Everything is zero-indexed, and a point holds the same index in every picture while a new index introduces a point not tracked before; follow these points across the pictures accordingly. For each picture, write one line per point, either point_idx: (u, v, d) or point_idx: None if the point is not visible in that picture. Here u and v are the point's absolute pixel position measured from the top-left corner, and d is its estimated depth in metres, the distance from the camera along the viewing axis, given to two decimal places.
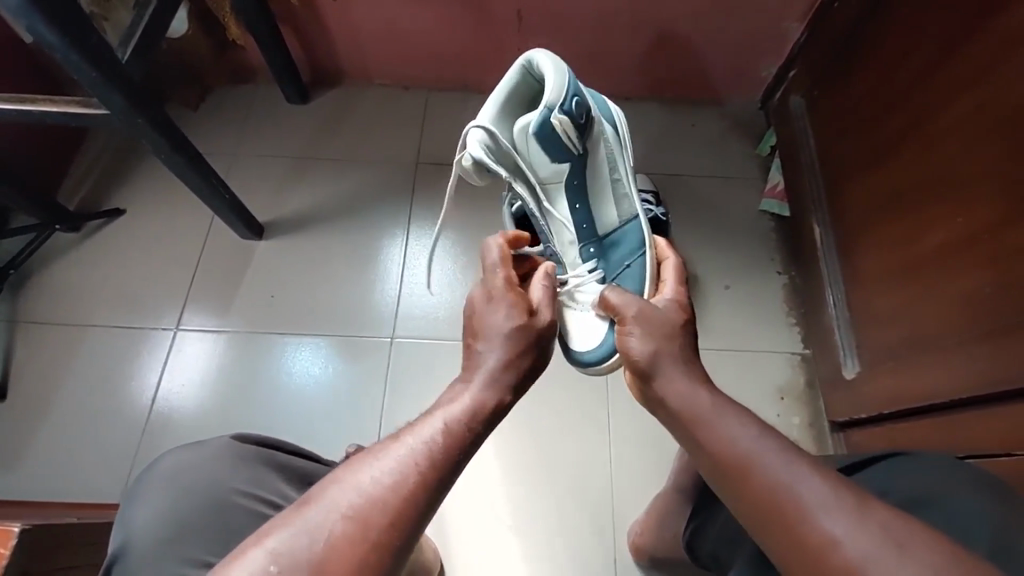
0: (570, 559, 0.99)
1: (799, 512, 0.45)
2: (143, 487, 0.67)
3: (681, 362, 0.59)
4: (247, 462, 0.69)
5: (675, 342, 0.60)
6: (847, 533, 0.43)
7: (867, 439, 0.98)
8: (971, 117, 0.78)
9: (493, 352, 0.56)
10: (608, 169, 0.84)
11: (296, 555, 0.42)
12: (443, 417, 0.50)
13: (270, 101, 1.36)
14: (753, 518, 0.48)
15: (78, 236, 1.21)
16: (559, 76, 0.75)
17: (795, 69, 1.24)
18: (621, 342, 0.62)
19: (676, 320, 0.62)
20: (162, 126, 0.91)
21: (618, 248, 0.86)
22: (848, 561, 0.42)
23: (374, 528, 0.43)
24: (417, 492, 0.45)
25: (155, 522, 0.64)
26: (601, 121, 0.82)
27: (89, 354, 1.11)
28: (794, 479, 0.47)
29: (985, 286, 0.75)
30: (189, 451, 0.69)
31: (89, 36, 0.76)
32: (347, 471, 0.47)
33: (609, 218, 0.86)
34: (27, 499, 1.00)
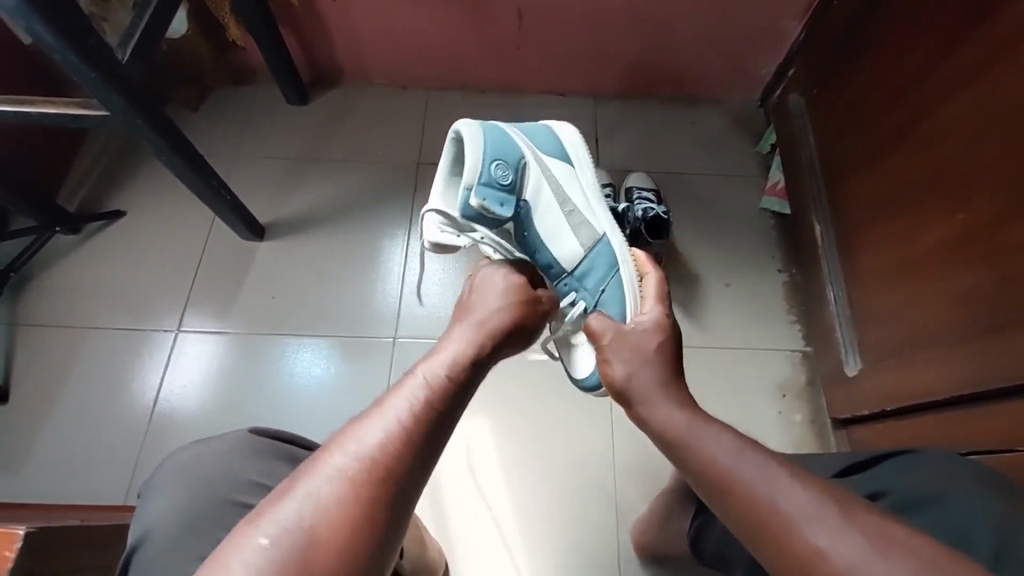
0: (573, 558, 0.98)
1: (798, 511, 0.45)
2: (157, 480, 0.68)
3: (660, 384, 0.58)
4: (261, 454, 0.69)
5: (654, 365, 0.60)
6: (830, 541, 0.43)
7: (869, 436, 0.99)
8: (971, 112, 0.78)
9: (490, 302, 0.61)
10: (553, 207, 0.85)
11: (293, 526, 0.41)
12: (429, 373, 0.50)
13: (270, 101, 1.35)
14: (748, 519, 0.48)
15: (78, 238, 1.20)
16: (475, 148, 0.77)
17: (795, 67, 1.24)
18: (601, 368, 0.62)
19: (651, 340, 0.62)
20: (162, 127, 0.90)
21: (591, 275, 0.85)
22: (843, 563, 0.42)
23: (367, 488, 0.43)
24: (408, 449, 0.45)
25: (171, 514, 0.63)
26: (528, 169, 0.84)
27: (91, 356, 1.11)
28: (774, 493, 0.46)
29: (986, 282, 0.75)
30: (197, 450, 0.70)
31: (88, 37, 0.76)
32: (337, 437, 0.46)
33: (573, 249, 0.85)
34: (30, 501, 0.99)
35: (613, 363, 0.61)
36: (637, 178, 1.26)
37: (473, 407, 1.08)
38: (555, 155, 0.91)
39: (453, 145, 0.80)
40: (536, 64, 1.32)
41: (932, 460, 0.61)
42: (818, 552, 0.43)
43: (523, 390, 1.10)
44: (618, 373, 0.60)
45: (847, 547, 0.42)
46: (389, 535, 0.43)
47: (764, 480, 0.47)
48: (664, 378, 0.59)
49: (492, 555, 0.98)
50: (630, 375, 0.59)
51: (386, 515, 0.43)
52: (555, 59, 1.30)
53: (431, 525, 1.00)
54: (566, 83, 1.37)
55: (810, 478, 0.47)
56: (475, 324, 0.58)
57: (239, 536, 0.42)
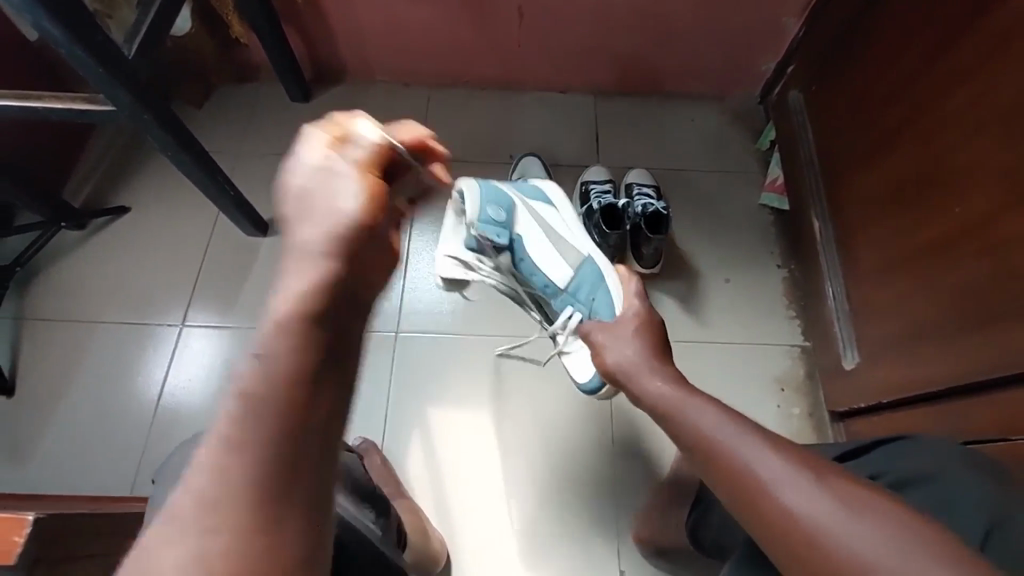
0: (575, 549, 1.00)
1: (769, 483, 0.48)
2: (164, 475, 0.69)
3: (647, 365, 0.69)
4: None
5: (636, 347, 0.72)
6: (801, 504, 0.45)
7: (868, 428, 0.99)
8: (966, 108, 0.79)
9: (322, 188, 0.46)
10: (545, 240, 0.96)
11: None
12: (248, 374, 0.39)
13: (274, 99, 1.37)
14: (731, 493, 0.50)
15: (83, 233, 1.21)
16: (470, 194, 0.89)
17: (794, 65, 1.25)
18: (601, 361, 0.74)
19: (631, 326, 0.75)
20: (168, 122, 0.91)
21: (582, 289, 0.94)
22: (812, 525, 0.44)
23: (228, 528, 0.36)
24: (257, 475, 0.37)
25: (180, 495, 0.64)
26: (523, 210, 0.95)
27: (97, 350, 1.12)
28: (753, 462, 0.50)
29: (982, 275, 0.76)
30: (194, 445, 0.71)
31: (95, 33, 0.77)
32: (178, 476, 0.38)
33: (565, 270, 0.95)
34: (37, 492, 1.01)
35: (607, 353, 0.73)
36: (637, 174, 1.27)
37: (476, 400, 1.09)
38: (542, 197, 1.01)
39: (454, 198, 0.93)
40: (538, 61, 1.33)
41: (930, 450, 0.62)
42: (793, 520, 0.45)
43: (524, 383, 1.11)
44: (611, 362, 0.72)
45: (818, 507, 0.45)
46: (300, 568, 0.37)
47: (744, 452, 0.51)
48: (653, 360, 0.69)
49: (493, 544, 0.99)
50: (618, 360, 0.71)
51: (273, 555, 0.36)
52: (556, 56, 1.32)
53: (433, 519, 1.01)
54: (567, 80, 1.38)
55: (794, 451, 0.50)
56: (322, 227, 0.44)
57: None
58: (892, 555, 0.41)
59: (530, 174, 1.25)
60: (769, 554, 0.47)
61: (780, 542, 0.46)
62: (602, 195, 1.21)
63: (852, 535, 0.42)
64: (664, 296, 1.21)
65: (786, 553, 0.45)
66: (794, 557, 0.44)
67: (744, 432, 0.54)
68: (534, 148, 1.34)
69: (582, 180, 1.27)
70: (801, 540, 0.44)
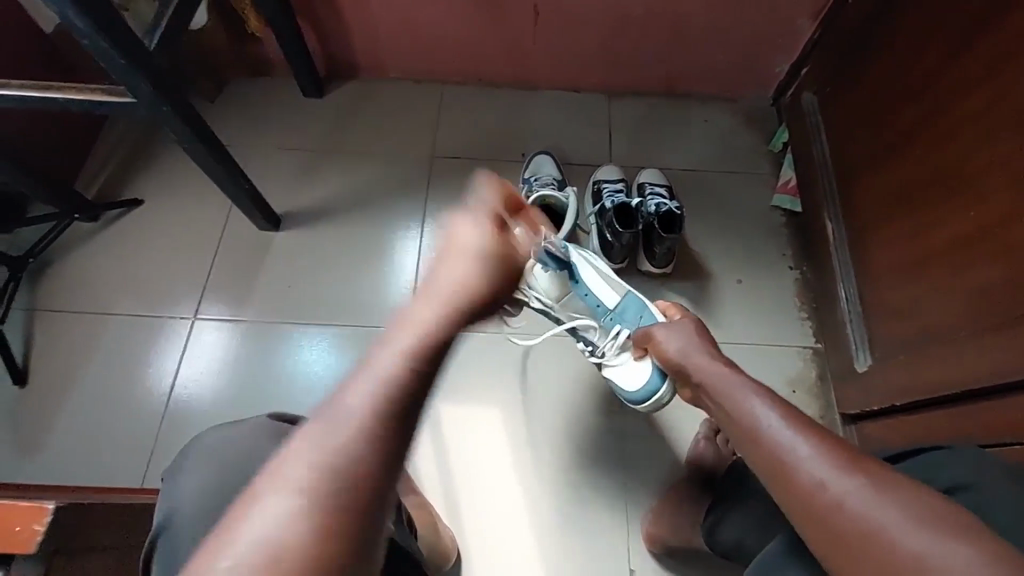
0: (585, 548, 1.00)
1: (792, 461, 0.53)
2: (183, 465, 0.66)
3: (707, 353, 0.76)
4: (276, 437, 0.67)
5: (699, 338, 0.79)
6: (829, 477, 0.51)
7: (879, 431, 0.99)
8: (982, 110, 0.79)
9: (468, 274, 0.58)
10: (599, 270, 1.00)
11: (272, 541, 0.40)
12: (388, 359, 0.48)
13: (286, 93, 1.37)
14: (766, 472, 0.56)
15: (96, 225, 1.22)
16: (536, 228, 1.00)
17: (808, 67, 1.25)
18: (658, 351, 0.83)
19: (690, 321, 0.83)
20: (187, 115, 0.91)
21: (628, 312, 0.97)
22: (837, 498, 0.49)
23: (332, 496, 0.42)
24: (376, 453, 0.44)
25: (199, 495, 0.62)
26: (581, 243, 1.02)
27: (109, 342, 1.12)
28: (789, 442, 0.55)
29: (997, 279, 0.76)
30: (225, 433, 0.69)
31: (118, 26, 0.77)
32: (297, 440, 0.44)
33: (612, 292, 0.98)
34: (48, 483, 1.01)
35: (664, 342, 0.81)
36: (649, 175, 1.27)
37: (486, 397, 1.10)
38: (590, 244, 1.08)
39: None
40: (551, 60, 1.33)
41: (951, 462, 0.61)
42: (817, 487, 0.51)
43: (535, 381, 1.11)
44: (671, 350, 0.80)
45: (846, 486, 0.49)
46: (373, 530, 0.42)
47: (784, 434, 0.56)
48: (707, 349, 0.76)
49: (504, 541, 0.99)
50: (678, 349, 0.79)
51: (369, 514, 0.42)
52: (569, 55, 1.32)
53: (444, 516, 1.01)
54: (580, 79, 1.38)
55: (831, 438, 0.54)
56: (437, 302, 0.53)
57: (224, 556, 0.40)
58: (912, 530, 0.45)
59: (543, 172, 1.25)
60: (795, 527, 0.52)
61: (807, 514, 0.50)
62: (615, 194, 1.21)
63: (875, 510, 0.47)
64: (675, 296, 1.21)
65: (811, 524, 0.50)
66: (818, 528, 0.49)
67: (787, 423, 0.58)
68: (546, 146, 1.34)
69: (595, 179, 1.26)
70: (827, 511, 0.49)
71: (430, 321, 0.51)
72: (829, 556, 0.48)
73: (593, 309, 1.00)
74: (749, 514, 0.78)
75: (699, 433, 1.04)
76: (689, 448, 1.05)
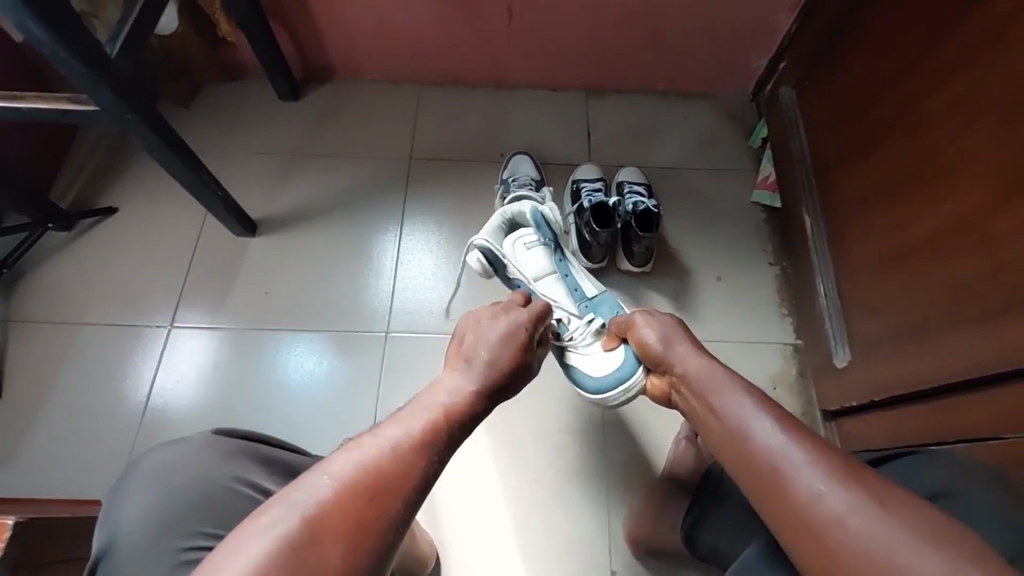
0: (566, 549, 0.99)
1: (788, 473, 0.50)
2: (126, 484, 0.64)
3: (689, 344, 0.73)
4: (227, 452, 0.66)
5: (681, 330, 0.76)
6: (829, 490, 0.47)
7: (860, 427, 0.99)
8: (958, 101, 0.78)
9: (481, 350, 0.64)
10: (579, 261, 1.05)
11: (307, 519, 0.44)
12: (434, 409, 0.55)
13: (262, 97, 1.36)
14: (751, 483, 0.53)
15: (70, 234, 1.21)
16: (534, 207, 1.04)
17: (786, 62, 1.25)
18: (637, 341, 0.80)
19: (670, 316, 0.80)
20: (153, 122, 0.91)
21: (604, 304, 0.99)
22: (832, 511, 0.46)
23: (353, 507, 0.45)
24: (398, 470, 0.48)
25: (147, 518, 0.61)
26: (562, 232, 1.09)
27: (85, 352, 1.11)
28: (780, 448, 0.52)
29: (976, 271, 0.75)
30: (168, 451, 0.66)
31: (78, 34, 0.76)
32: (353, 444, 0.49)
33: (592, 284, 1.01)
34: (22, 496, 1.00)
35: (642, 332, 0.79)
36: (628, 173, 1.27)
37: None
38: None
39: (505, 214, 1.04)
40: (528, 60, 1.32)
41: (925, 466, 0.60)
42: (814, 500, 0.47)
43: None
44: (651, 339, 0.77)
45: (840, 500, 0.46)
46: (395, 534, 0.46)
47: (778, 439, 0.53)
48: (687, 340, 0.74)
49: (486, 543, 0.99)
50: (656, 340, 0.76)
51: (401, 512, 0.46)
52: (546, 54, 1.31)
53: (425, 521, 1.00)
54: (558, 78, 1.37)
55: (825, 447, 0.52)
56: (469, 370, 0.61)
57: (265, 521, 0.43)
58: (911, 548, 0.42)
59: (521, 172, 1.24)
60: (781, 541, 0.49)
61: (797, 528, 0.47)
62: (593, 193, 1.20)
63: (876, 525, 0.44)
64: (655, 294, 1.21)
65: (803, 540, 0.47)
66: (808, 542, 0.46)
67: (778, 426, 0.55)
68: (525, 147, 1.33)
69: (574, 178, 1.26)
70: (822, 523, 0.46)
71: (462, 390, 0.58)
72: (814, 568, 0.46)
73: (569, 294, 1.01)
74: (725, 519, 0.77)
75: (680, 433, 1.03)
76: (671, 449, 1.04)
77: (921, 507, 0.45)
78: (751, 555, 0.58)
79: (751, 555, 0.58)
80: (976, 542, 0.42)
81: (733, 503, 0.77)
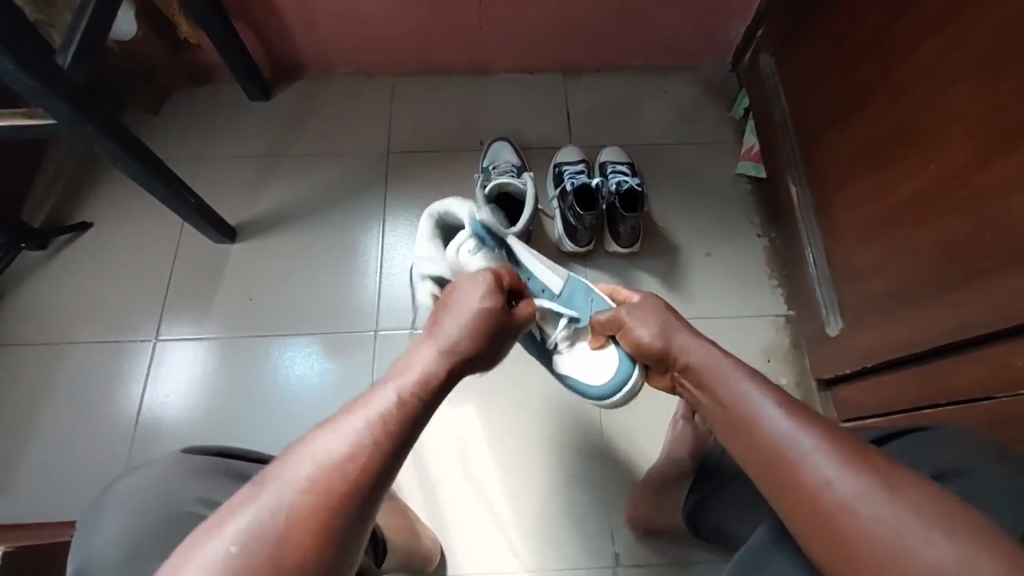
0: (569, 535, 0.99)
1: (795, 460, 0.49)
2: (106, 504, 0.63)
3: (685, 330, 0.71)
4: (199, 471, 0.65)
5: (671, 318, 0.73)
6: (836, 472, 0.46)
7: (855, 394, 0.99)
8: (938, 61, 0.77)
9: (458, 323, 0.57)
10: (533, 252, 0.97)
11: (261, 524, 0.42)
12: (395, 390, 0.50)
13: (232, 99, 1.33)
14: (758, 467, 0.52)
15: (45, 253, 1.18)
16: (462, 207, 0.93)
17: (763, 29, 1.22)
18: (633, 340, 0.76)
19: (659, 303, 0.77)
20: (114, 132, 0.88)
21: (576, 296, 0.94)
22: (839, 498, 0.45)
23: (315, 506, 0.43)
24: (359, 460, 0.45)
25: (122, 539, 0.60)
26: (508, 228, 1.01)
27: (70, 371, 1.09)
28: (786, 431, 0.51)
29: (960, 232, 0.74)
30: (142, 473, 0.66)
31: (23, 45, 0.73)
32: (297, 446, 0.46)
33: (554, 278, 0.95)
34: (17, 521, 0.99)
35: (636, 331, 0.75)
36: (610, 153, 1.25)
37: (461, 395, 1.08)
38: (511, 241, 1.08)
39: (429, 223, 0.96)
40: (502, 43, 1.29)
41: (924, 436, 0.60)
42: (825, 483, 0.46)
43: (516, 375, 1.09)
44: (645, 339, 0.73)
45: (843, 480, 0.46)
46: (359, 523, 0.44)
47: (785, 423, 0.52)
48: (686, 328, 0.71)
49: (487, 535, 0.99)
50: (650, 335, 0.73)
51: (347, 523, 0.43)
52: (519, 36, 1.28)
53: (427, 519, 1.00)
54: (534, 60, 1.34)
55: (828, 428, 0.50)
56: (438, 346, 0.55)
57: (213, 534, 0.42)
58: (917, 533, 0.41)
59: (502, 159, 1.22)
60: (787, 520, 0.49)
61: (798, 506, 0.47)
62: (576, 175, 1.18)
63: (880, 511, 0.43)
64: (645, 275, 1.20)
65: (810, 521, 0.46)
66: (812, 523, 0.46)
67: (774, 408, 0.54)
68: (505, 132, 1.31)
69: (555, 162, 1.24)
70: (830, 511, 0.45)
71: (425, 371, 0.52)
72: (820, 547, 0.46)
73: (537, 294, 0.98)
74: (729, 502, 0.77)
75: (677, 412, 1.03)
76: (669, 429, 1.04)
77: (920, 486, 0.44)
78: (763, 538, 0.57)
79: (761, 539, 0.57)
80: (971, 513, 0.42)
81: (728, 493, 0.77)
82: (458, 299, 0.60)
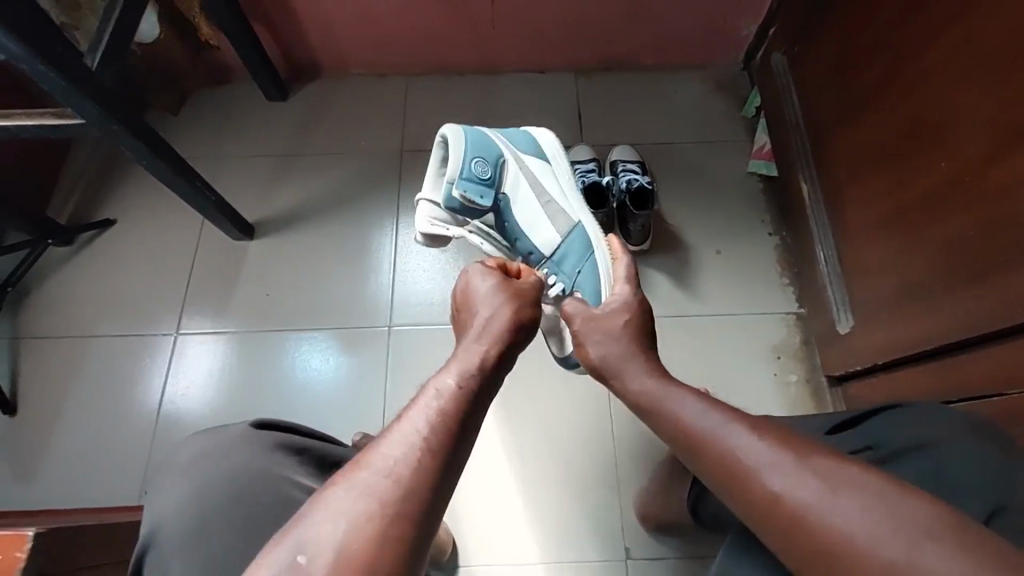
0: (582, 527, 1.01)
1: (749, 472, 0.49)
2: (162, 480, 0.67)
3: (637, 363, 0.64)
4: (269, 446, 0.67)
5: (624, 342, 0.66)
6: (785, 487, 0.46)
7: (866, 391, 0.99)
8: (946, 59, 0.77)
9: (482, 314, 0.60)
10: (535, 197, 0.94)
11: (350, 512, 0.42)
12: (454, 375, 0.51)
13: (250, 100, 1.35)
14: (707, 477, 0.52)
15: (71, 248, 1.22)
16: (457, 150, 0.86)
17: (775, 28, 1.23)
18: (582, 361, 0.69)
19: (620, 318, 0.69)
20: (140, 131, 0.91)
21: (567, 259, 0.93)
22: (796, 504, 0.45)
23: (407, 494, 0.43)
24: (440, 443, 0.46)
25: (183, 513, 0.62)
26: (512, 162, 0.92)
27: (94, 363, 1.13)
28: (739, 441, 0.51)
29: (970, 228, 0.74)
30: (193, 444, 0.69)
31: (54, 47, 0.76)
32: (364, 452, 0.46)
33: (550, 236, 0.93)
34: (44, 508, 1.02)
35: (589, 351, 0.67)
36: (622, 151, 1.26)
37: None
38: (532, 150, 0.98)
39: (439, 148, 0.90)
40: (515, 43, 1.31)
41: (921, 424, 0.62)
42: (773, 497, 0.46)
43: (526, 375, 1.11)
44: (593, 356, 0.67)
45: (803, 490, 0.46)
46: (436, 503, 0.44)
47: (736, 437, 0.51)
48: (639, 358, 0.64)
49: (497, 529, 1.00)
50: (603, 355, 0.66)
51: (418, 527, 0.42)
52: (530, 36, 1.29)
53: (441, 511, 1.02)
54: (546, 60, 1.36)
55: (773, 432, 0.51)
56: (482, 334, 0.57)
57: (265, 562, 0.41)
58: (883, 532, 0.43)
59: None
60: (754, 530, 0.48)
61: (758, 516, 0.47)
62: (587, 174, 1.20)
63: (832, 513, 0.44)
64: (655, 272, 1.21)
65: (770, 528, 0.46)
66: (778, 531, 0.46)
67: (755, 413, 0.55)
68: None
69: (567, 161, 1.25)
70: (789, 519, 0.45)
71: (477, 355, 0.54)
72: (795, 561, 0.45)
73: (524, 257, 0.95)
74: None
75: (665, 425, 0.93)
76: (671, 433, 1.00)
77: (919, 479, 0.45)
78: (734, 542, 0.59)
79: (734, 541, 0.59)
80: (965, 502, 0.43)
81: None
82: (471, 296, 0.63)
